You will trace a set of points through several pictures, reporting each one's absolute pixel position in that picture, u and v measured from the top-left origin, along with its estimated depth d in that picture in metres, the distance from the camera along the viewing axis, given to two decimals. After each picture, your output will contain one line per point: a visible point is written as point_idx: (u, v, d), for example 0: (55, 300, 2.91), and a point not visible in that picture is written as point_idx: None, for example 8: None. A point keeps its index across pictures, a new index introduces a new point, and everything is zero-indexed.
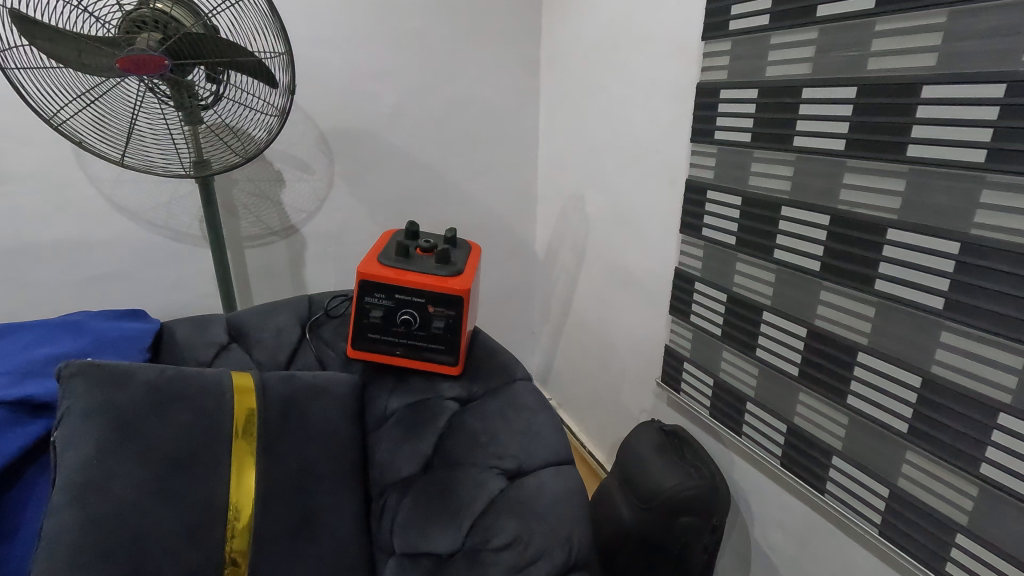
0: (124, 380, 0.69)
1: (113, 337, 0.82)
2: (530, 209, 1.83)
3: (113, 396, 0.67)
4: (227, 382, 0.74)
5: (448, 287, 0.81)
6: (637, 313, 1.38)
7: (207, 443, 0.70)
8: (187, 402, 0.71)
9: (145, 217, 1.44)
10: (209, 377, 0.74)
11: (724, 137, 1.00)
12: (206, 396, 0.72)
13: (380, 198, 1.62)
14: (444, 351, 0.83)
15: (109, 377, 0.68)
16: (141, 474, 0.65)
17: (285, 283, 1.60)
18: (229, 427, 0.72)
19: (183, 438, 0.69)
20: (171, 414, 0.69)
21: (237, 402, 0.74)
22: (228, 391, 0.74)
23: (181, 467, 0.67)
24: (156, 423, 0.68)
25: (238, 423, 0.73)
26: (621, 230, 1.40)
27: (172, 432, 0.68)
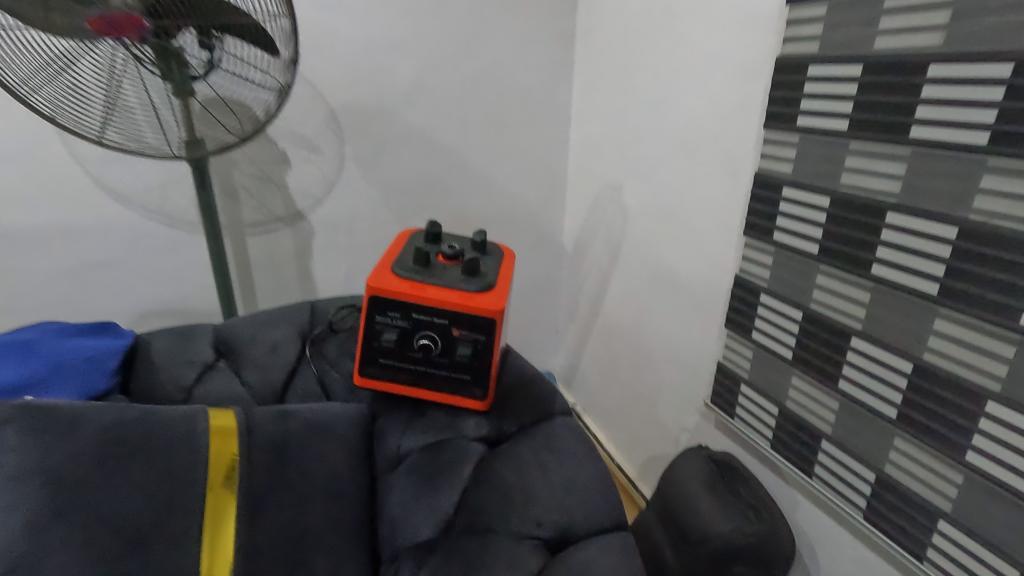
0: (70, 427, 0.57)
1: (73, 365, 0.66)
2: (557, 197, 1.65)
3: (57, 448, 0.56)
4: (202, 424, 0.63)
5: (477, 307, 0.66)
6: (682, 322, 1.22)
7: (174, 504, 0.59)
8: (148, 454, 0.59)
9: (135, 200, 1.30)
10: (181, 420, 0.63)
11: (811, 124, 0.83)
12: (174, 445, 0.61)
13: (395, 183, 1.46)
14: (471, 382, 0.69)
15: (54, 423, 0.56)
16: (87, 547, 0.54)
17: (290, 274, 1.46)
18: (203, 476, 0.61)
19: (144, 499, 0.58)
20: (130, 469, 0.58)
21: (215, 449, 0.62)
22: (202, 434, 0.63)
23: (139, 534, 0.56)
24: (111, 481, 0.57)
25: (213, 470, 0.62)
26: (665, 226, 1.24)
27: (130, 491, 0.57)
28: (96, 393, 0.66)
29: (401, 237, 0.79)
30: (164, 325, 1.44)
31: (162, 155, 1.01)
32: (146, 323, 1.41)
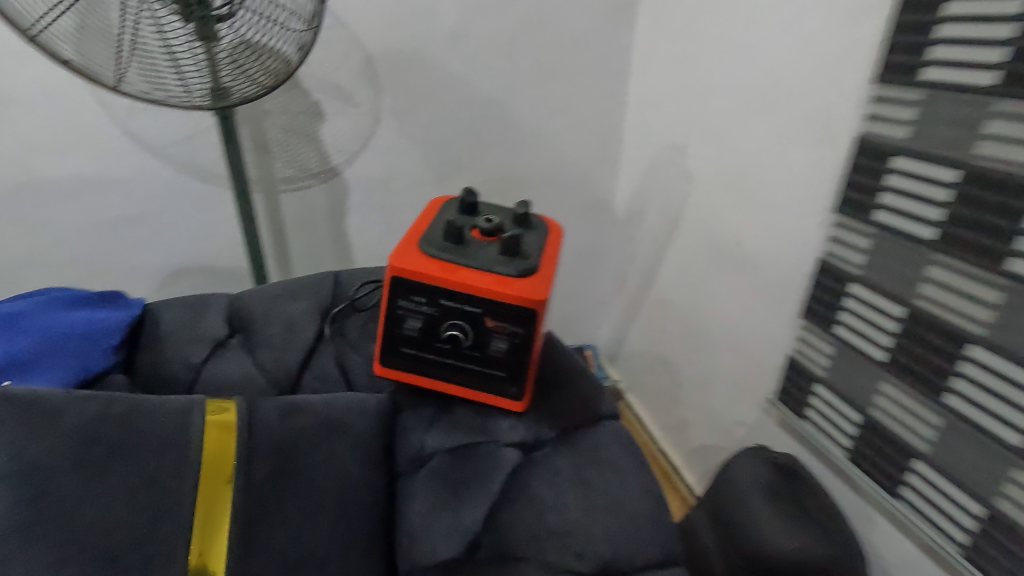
0: (51, 425, 0.53)
1: (69, 340, 0.61)
2: (610, 158, 1.50)
3: (35, 445, 0.51)
4: (196, 422, 0.58)
5: (516, 295, 0.55)
6: (747, 305, 1.08)
7: (158, 505, 0.54)
8: (133, 449, 0.55)
9: (165, 151, 1.24)
10: (174, 417, 0.58)
11: (941, 77, 0.67)
12: (163, 440, 0.56)
13: (435, 138, 1.35)
14: (505, 380, 0.60)
15: (33, 419, 0.52)
16: (59, 551, 0.49)
17: (324, 234, 1.40)
18: (196, 472, 0.56)
19: (125, 499, 0.53)
20: (115, 464, 0.54)
21: (211, 443, 0.58)
22: (197, 430, 0.58)
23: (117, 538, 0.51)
24: (93, 485, 0.52)
25: (207, 470, 0.57)
26: (734, 195, 1.08)
27: (113, 497, 0.53)
28: (95, 372, 0.61)
29: (431, 206, 0.69)
30: (199, 281, 1.41)
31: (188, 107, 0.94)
32: (181, 279, 1.39)
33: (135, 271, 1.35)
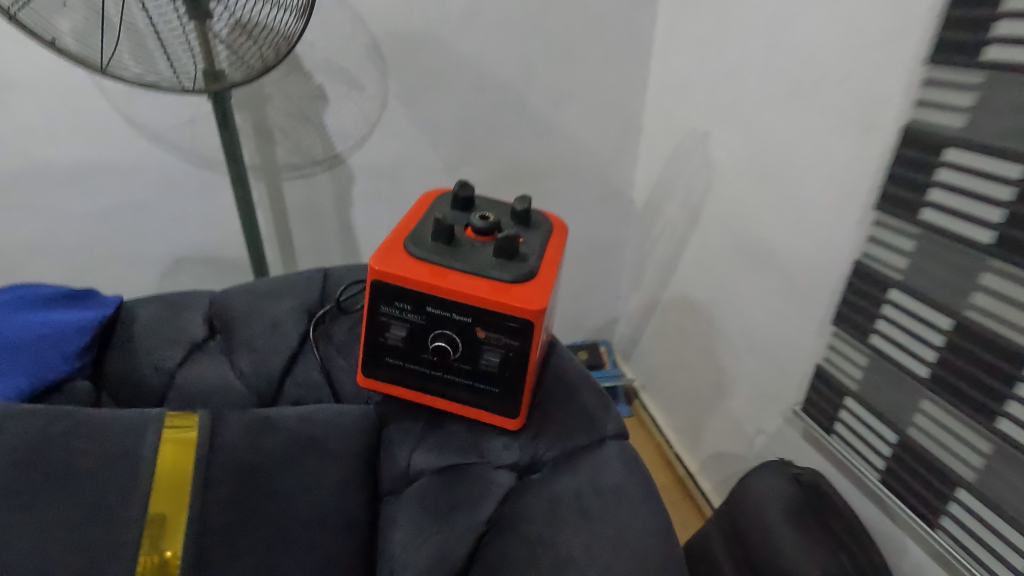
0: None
1: (21, 344, 0.58)
2: (629, 145, 1.41)
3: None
4: (150, 441, 0.55)
5: (510, 304, 0.49)
6: (772, 307, 1.00)
7: (98, 524, 0.51)
8: (77, 465, 0.52)
9: (165, 138, 1.20)
10: (126, 434, 0.55)
11: (1006, 57, 0.59)
12: (111, 457, 0.54)
13: (444, 124, 1.28)
14: (499, 396, 0.54)
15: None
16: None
17: (329, 223, 1.35)
18: (146, 490, 0.53)
19: (61, 518, 0.50)
20: (55, 481, 0.51)
21: (167, 460, 0.55)
22: (149, 446, 0.55)
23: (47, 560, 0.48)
24: (30, 509, 0.50)
25: (159, 490, 0.53)
26: (761, 188, 1.00)
27: (50, 514, 0.50)
28: (48, 380, 0.58)
29: (422, 201, 0.63)
30: (202, 271, 1.37)
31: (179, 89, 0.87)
32: (184, 269, 1.36)
33: (137, 260, 1.32)
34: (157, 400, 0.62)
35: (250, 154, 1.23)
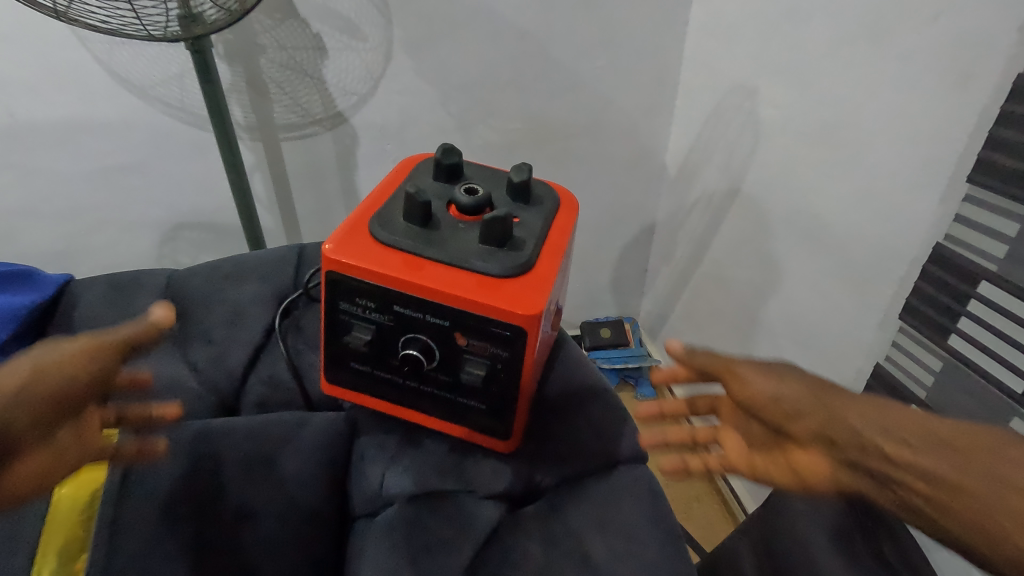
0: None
1: None
2: (665, 102, 1.25)
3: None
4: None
5: (494, 306, 0.41)
6: (824, 292, 0.87)
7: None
8: None
9: (153, 94, 1.09)
10: None
11: None
12: None
13: (457, 79, 1.15)
14: (486, 413, 0.47)
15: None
16: None
17: (333, 188, 1.25)
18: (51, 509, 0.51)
19: None
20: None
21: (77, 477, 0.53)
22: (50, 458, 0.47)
23: None
24: None
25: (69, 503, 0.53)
26: (820, 152, 0.85)
27: None
28: None
29: (400, 170, 0.54)
30: (200, 238, 1.30)
31: (150, 34, 0.76)
32: (181, 235, 1.28)
33: (133, 225, 1.25)
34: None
35: (243, 112, 1.13)
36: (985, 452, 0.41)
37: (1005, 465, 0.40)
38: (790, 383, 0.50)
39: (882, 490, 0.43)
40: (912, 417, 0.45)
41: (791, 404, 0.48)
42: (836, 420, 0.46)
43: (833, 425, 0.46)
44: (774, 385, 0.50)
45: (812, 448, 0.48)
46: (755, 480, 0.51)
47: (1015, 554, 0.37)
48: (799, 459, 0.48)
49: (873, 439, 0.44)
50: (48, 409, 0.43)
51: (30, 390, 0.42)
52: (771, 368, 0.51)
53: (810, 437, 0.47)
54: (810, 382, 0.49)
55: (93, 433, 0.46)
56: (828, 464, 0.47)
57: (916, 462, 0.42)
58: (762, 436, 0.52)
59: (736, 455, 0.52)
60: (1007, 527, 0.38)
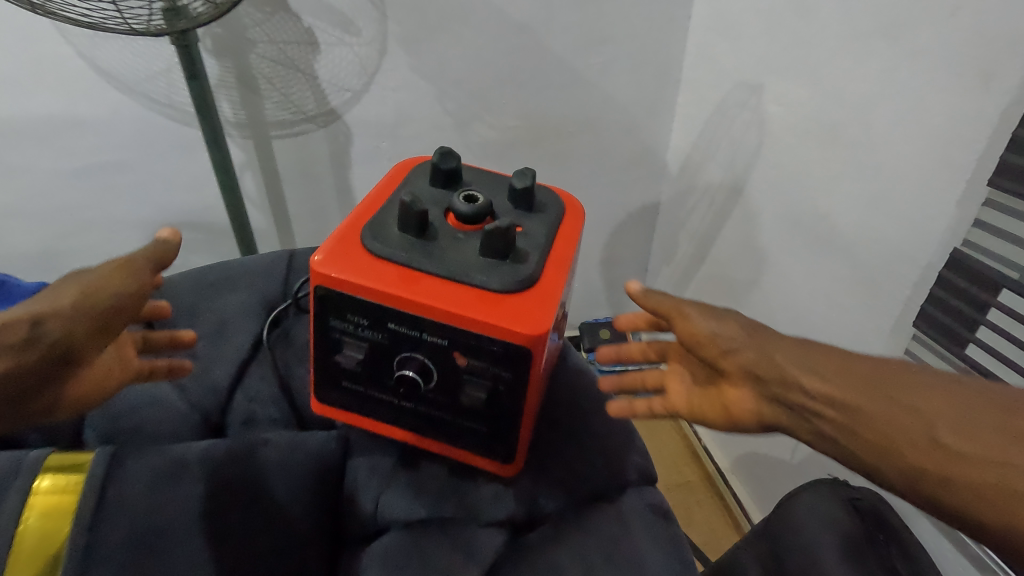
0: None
1: None
2: (667, 98, 1.22)
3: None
4: (10, 502, 0.44)
5: (495, 323, 0.39)
6: (832, 296, 0.85)
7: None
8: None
9: (138, 89, 1.05)
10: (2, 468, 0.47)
11: None
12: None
13: (454, 74, 1.11)
14: (486, 437, 0.45)
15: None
16: None
17: (327, 187, 1.22)
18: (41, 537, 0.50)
19: None
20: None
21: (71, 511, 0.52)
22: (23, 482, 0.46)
23: None
24: None
25: None
26: (830, 151, 0.82)
27: None
28: None
29: (395, 176, 0.52)
30: (190, 238, 1.26)
31: (132, 28, 0.72)
32: None
33: (121, 225, 1.22)
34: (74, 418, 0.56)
35: (233, 109, 1.09)
36: (892, 382, 0.47)
37: (904, 391, 0.46)
38: (724, 324, 0.55)
39: (797, 419, 0.50)
40: (831, 355, 0.50)
41: (727, 345, 0.54)
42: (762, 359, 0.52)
43: (761, 363, 0.52)
44: (711, 325, 0.55)
45: (743, 385, 0.54)
46: (694, 417, 0.58)
47: (902, 466, 0.44)
48: (731, 397, 0.55)
49: (794, 375, 0.50)
50: (109, 325, 0.49)
51: (92, 308, 0.48)
52: (712, 310, 0.56)
53: (742, 376, 0.54)
54: (746, 325, 0.55)
55: (129, 354, 0.55)
56: (755, 399, 0.53)
57: (829, 392, 0.48)
58: (702, 377, 0.58)
59: (679, 396, 0.59)
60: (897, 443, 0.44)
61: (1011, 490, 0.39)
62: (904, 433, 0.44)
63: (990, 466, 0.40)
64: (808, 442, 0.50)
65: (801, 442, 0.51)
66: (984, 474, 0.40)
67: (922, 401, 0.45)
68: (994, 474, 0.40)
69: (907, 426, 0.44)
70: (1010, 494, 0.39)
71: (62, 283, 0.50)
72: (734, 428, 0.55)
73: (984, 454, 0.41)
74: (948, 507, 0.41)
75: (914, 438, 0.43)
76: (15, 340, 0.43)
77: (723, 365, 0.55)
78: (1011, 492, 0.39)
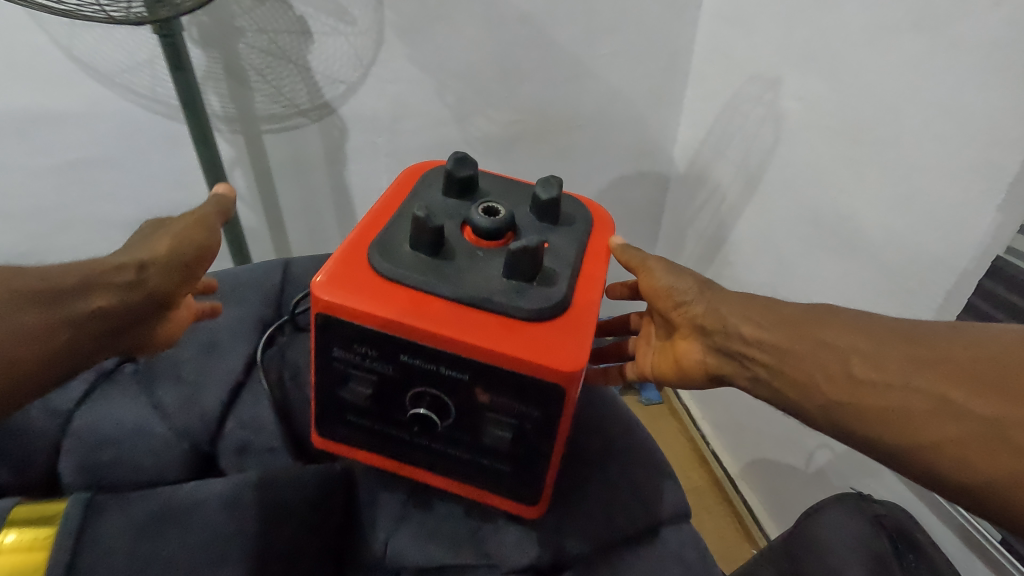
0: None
1: None
2: (675, 92, 1.17)
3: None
4: None
5: (515, 354, 0.40)
6: (854, 301, 0.81)
7: None
8: None
9: (119, 81, 0.98)
10: None
11: None
12: None
13: (454, 66, 1.06)
14: (509, 475, 0.47)
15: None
16: None
17: (322, 184, 1.17)
18: None
19: None
20: None
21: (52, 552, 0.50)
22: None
23: None
24: None
25: None
26: (855, 148, 0.78)
27: None
28: None
29: (396, 201, 0.54)
30: None
31: (110, 16, 0.66)
32: None
33: (103, 223, 1.16)
34: (51, 449, 0.54)
35: (221, 103, 1.04)
36: (817, 323, 0.50)
37: (828, 330, 0.49)
38: (682, 278, 0.58)
39: (739, 367, 0.54)
40: (769, 306, 0.53)
41: (676, 300, 0.58)
42: (709, 309, 0.55)
43: (705, 315, 0.56)
44: (669, 281, 0.59)
45: (691, 338, 0.58)
46: (657, 376, 0.63)
47: (821, 399, 0.47)
48: (681, 351, 0.59)
49: (731, 323, 0.53)
50: (195, 274, 0.57)
51: (174, 261, 0.54)
52: (675, 269, 0.60)
53: (689, 329, 0.58)
54: (695, 281, 0.58)
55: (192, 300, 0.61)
56: (700, 350, 0.57)
57: (759, 336, 0.51)
58: (664, 337, 0.63)
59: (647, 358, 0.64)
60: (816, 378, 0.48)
61: (908, 412, 0.43)
62: (827, 370, 0.47)
63: (890, 391, 0.44)
64: (747, 387, 0.54)
65: (742, 389, 0.55)
66: (884, 398, 0.44)
67: (844, 339, 0.47)
68: (893, 398, 0.43)
69: (823, 361, 0.48)
70: (905, 416, 0.42)
71: (147, 233, 0.57)
72: (686, 380, 0.59)
73: (886, 381, 0.44)
74: (858, 433, 0.45)
75: (832, 374, 0.47)
76: (125, 284, 0.51)
77: (673, 319, 0.59)
78: (907, 413, 0.42)
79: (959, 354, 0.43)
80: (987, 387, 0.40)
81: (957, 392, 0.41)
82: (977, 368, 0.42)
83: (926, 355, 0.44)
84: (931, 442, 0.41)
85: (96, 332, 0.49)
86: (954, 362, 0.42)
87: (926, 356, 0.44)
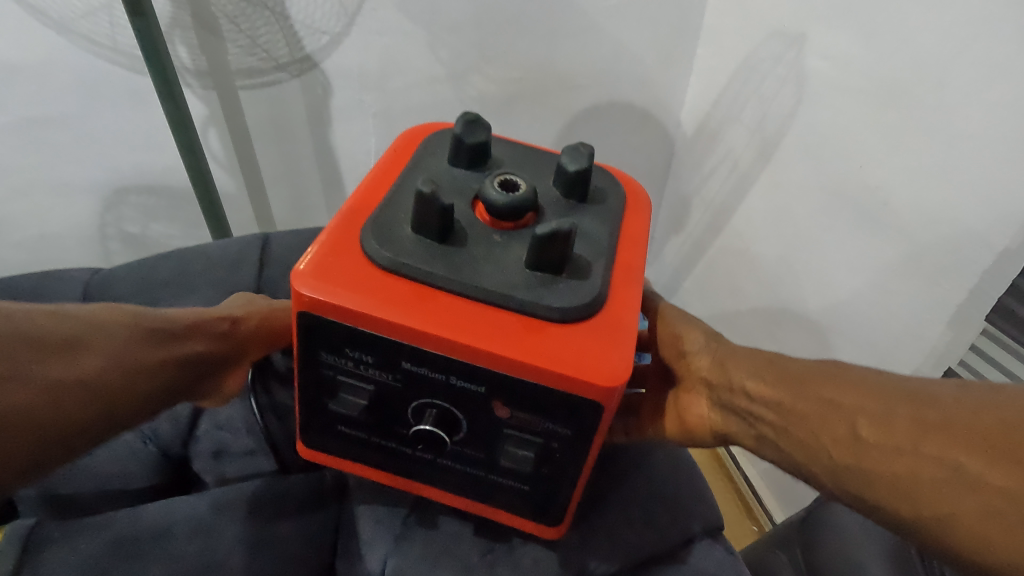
0: (62, 330, 0.42)
1: None
2: (684, 49, 1.09)
3: (68, 376, 0.40)
4: None
5: (539, 367, 0.36)
6: (877, 280, 0.77)
7: None
8: None
9: (74, 27, 0.87)
10: None
11: None
12: None
13: (448, 17, 0.96)
14: (524, 493, 0.45)
15: (41, 348, 0.40)
16: None
17: (305, 148, 1.09)
18: None
19: None
20: None
21: None
22: None
23: None
24: None
25: None
26: (886, 114, 0.72)
27: None
28: None
29: (396, 172, 0.47)
30: (148, 204, 1.12)
31: None
32: (125, 201, 1.10)
33: (68, 188, 1.07)
34: None
35: (190, 53, 0.94)
36: (823, 378, 0.42)
37: (832, 387, 0.41)
38: (691, 329, 0.52)
39: (743, 425, 0.46)
40: (777, 360, 0.46)
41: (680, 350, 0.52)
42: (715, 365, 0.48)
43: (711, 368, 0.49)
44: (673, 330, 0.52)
45: (697, 393, 0.51)
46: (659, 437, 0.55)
47: (827, 465, 0.40)
48: (683, 405, 0.52)
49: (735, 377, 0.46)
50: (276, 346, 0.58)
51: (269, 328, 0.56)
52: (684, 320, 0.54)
53: (694, 382, 0.51)
54: (702, 331, 0.52)
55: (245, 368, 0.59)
56: (705, 406, 0.50)
57: (766, 395, 0.44)
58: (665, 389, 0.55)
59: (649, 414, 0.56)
60: (822, 442, 0.40)
61: (915, 480, 0.35)
62: (831, 431, 0.40)
63: (899, 457, 0.36)
64: (754, 449, 0.46)
65: (748, 450, 0.47)
66: (892, 465, 0.36)
67: (850, 396, 0.40)
68: (900, 464, 0.36)
69: (828, 423, 0.40)
70: (913, 486, 0.35)
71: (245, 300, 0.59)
72: (690, 438, 0.52)
73: (893, 444, 0.36)
74: (867, 504, 0.38)
75: (834, 435, 0.39)
76: (218, 335, 0.52)
77: (678, 370, 0.52)
78: (917, 481, 0.35)
79: (971, 413, 0.35)
80: (1005, 452, 0.33)
81: (971, 460, 0.33)
82: (993, 429, 0.34)
83: (934, 414, 0.36)
84: (944, 514, 0.34)
85: (182, 378, 0.49)
86: (964, 424, 0.35)
87: (934, 416, 0.36)
